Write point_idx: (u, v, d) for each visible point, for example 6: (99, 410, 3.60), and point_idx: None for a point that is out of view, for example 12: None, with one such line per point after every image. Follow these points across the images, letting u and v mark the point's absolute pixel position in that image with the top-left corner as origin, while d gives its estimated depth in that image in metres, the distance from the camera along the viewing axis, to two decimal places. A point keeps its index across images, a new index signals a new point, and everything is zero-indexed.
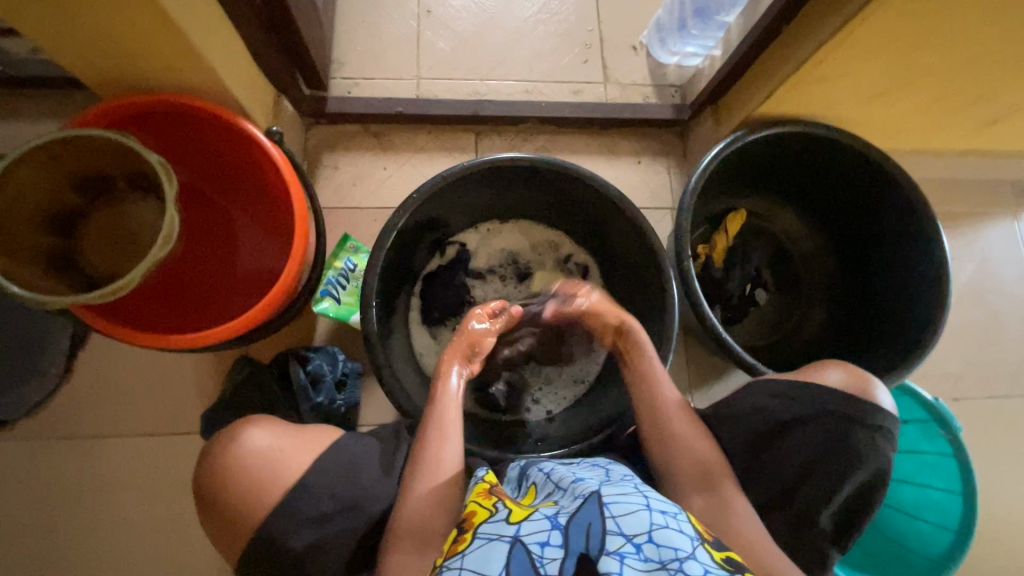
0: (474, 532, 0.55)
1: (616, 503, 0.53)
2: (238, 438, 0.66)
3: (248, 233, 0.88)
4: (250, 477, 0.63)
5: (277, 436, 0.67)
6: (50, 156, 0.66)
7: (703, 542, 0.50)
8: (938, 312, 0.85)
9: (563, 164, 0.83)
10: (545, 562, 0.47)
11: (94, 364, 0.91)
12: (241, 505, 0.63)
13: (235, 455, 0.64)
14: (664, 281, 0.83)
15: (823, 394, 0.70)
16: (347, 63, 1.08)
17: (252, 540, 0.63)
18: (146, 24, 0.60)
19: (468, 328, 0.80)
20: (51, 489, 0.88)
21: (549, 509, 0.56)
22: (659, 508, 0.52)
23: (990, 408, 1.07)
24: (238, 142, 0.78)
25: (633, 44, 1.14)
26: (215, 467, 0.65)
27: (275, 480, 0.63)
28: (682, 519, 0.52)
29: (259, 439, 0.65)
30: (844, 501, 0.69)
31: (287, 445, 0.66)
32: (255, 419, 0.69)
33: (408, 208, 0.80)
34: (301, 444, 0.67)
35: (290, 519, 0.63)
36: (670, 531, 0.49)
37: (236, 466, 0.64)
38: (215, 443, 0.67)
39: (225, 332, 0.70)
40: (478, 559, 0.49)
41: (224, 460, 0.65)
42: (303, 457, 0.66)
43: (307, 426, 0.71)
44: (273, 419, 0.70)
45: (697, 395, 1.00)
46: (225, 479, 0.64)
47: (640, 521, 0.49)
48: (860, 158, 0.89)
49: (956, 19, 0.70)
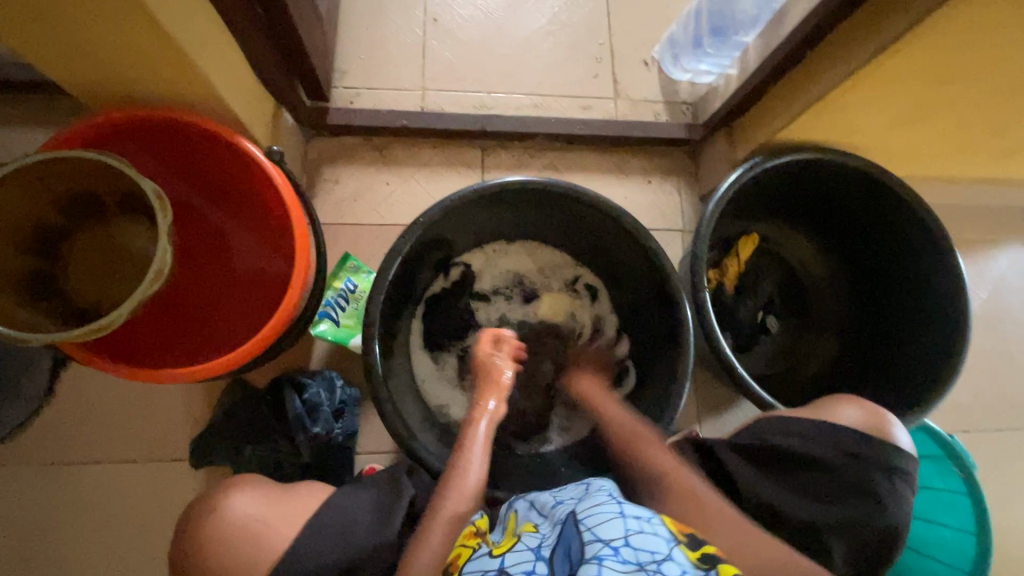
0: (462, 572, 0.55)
1: (591, 515, 0.54)
2: (220, 506, 0.61)
3: (245, 253, 0.84)
4: (235, 551, 0.58)
5: (265, 502, 0.63)
6: (34, 177, 0.61)
7: (678, 542, 0.51)
8: (958, 345, 0.82)
9: (575, 189, 0.80)
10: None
11: (79, 387, 0.86)
12: None
13: (217, 527, 0.59)
14: (678, 311, 0.80)
15: (844, 435, 0.69)
16: (349, 73, 1.04)
17: None
18: (145, 38, 0.56)
19: (487, 364, 0.79)
20: (30, 517, 0.83)
21: (532, 535, 0.56)
22: (632, 513, 0.52)
23: (1001, 441, 1.05)
24: (236, 160, 0.74)
25: (644, 59, 1.11)
26: (197, 537, 0.60)
27: (258, 552, 0.58)
28: (656, 522, 0.52)
29: (246, 506, 0.61)
30: (857, 552, 0.66)
31: (274, 510, 0.62)
32: (237, 483, 0.64)
33: (413, 233, 0.76)
34: (286, 508, 0.63)
35: None
36: (646, 536, 0.50)
37: (218, 535, 0.59)
38: (195, 510, 0.62)
39: (222, 364, 0.67)
40: None
41: (203, 533, 0.60)
42: (290, 523, 0.61)
43: (294, 489, 0.67)
44: (256, 481, 0.66)
45: (706, 426, 0.97)
46: (204, 554, 0.59)
47: (615, 527, 0.50)
48: (878, 186, 0.87)
49: (988, 52, 0.67)
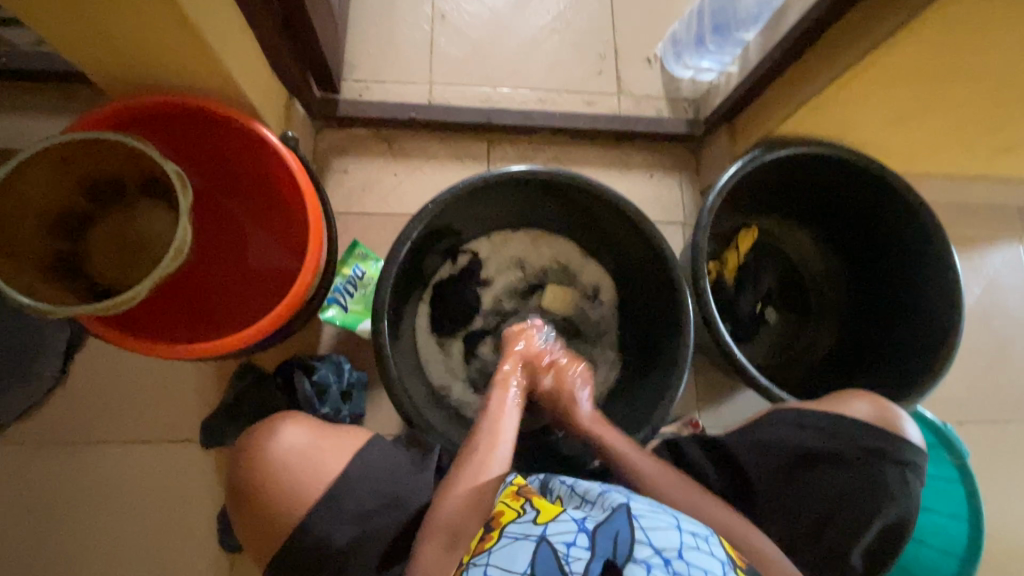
0: (501, 530, 0.54)
1: (645, 517, 0.53)
2: (275, 435, 0.65)
3: (258, 239, 0.86)
4: (288, 476, 0.63)
5: (314, 434, 0.66)
6: (60, 159, 0.64)
7: (735, 567, 0.51)
8: (951, 335, 0.84)
9: (581, 178, 0.82)
10: (571, 561, 0.48)
11: (91, 369, 0.88)
12: (279, 506, 0.62)
13: (272, 452, 0.64)
14: (680, 299, 0.82)
15: (854, 428, 0.69)
16: (359, 66, 1.07)
17: (289, 540, 0.61)
18: (169, 26, 0.59)
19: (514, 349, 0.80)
20: (42, 495, 0.85)
21: (578, 513, 0.55)
22: (689, 529, 0.52)
23: (995, 433, 1.07)
24: (252, 146, 0.76)
25: (647, 56, 1.14)
26: (252, 461, 0.64)
27: (311, 481, 0.62)
28: (713, 543, 0.52)
29: (296, 437, 0.65)
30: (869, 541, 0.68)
31: (325, 443, 0.65)
32: (291, 415, 0.68)
33: (422, 219, 0.78)
34: (334, 442, 0.66)
35: (335, 516, 0.61)
36: (702, 553, 0.49)
37: (271, 462, 0.63)
38: (249, 439, 0.66)
39: (235, 342, 0.69)
40: (506, 556, 0.50)
41: (260, 457, 0.64)
42: (338, 457, 0.64)
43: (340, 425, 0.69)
44: (307, 416, 0.69)
45: (706, 414, 0.99)
46: (260, 476, 0.63)
47: (670, 538, 0.50)
48: (878, 182, 0.89)
49: (981, 49, 0.70)
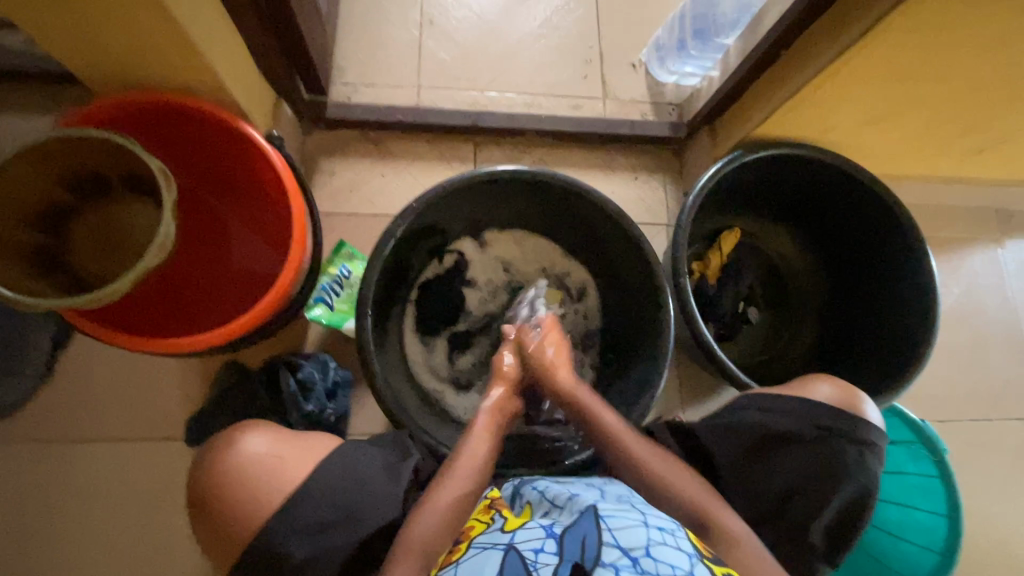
0: (470, 543, 0.57)
1: (613, 517, 0.54)
2: (236, 444, 0.65)
3: (244, 238, 0.87)
4: (246, 485, 0.62)
5: (276, 443, 0.66)
6: (46, 155, 0.65)
7: (703, 558, 0.52)
8: (926, 331, 0.86)
9: (564, 178, 0.83)
10: (538, 566, 0.49)
11: (76, 366, 0.88)
12: (237, 515, 0.62)
13: (231, 461, 0.64)
14: (660, 296, 0.83)
15: (816, 409, 0.70)
16: (348, 70, 1.08)
17: (246, 550, 0.61)
18: (155, 26, 0.60)
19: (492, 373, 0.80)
20: (25, 494, 0.85)
21: (545, 519, 0.57)
22: (656, 525, 0.53)
23: (975, 430, 1.09)
24: (238, 144, 0.77)
25: (632, 61, 1.16)
26: (210, 472, 0.64)
27: (270, 489, 0.62)
28: (681, 536, 0.54)
29: (257, 445, 0.65)
30: (830, 519, 0.69)
31: (287, 451, 0.65)
32: (253, 424, 0.68)
33: (407, 217, 0.79)
34: (297, 450, 0.66)
35: (292, 526, 0.60)
36: (668, 548, 0.50)
37: (231, 471, 0.63)
38: (210, 451, 0.66)
39: (219, 336, 0.69)
40: (474, 566, 0.52)
41: (219, 467, 0.64)
42: (299, 464, 0.64)
43: (305, 435, 0.70)
44: (270, 425, 0.69)
45: (690, 412, 1.00)
46: (218, 486, 0.63)
47: (638, 536, 0.50)
48: (853, 181, 0.91)
49: (946, 53, 0.72)
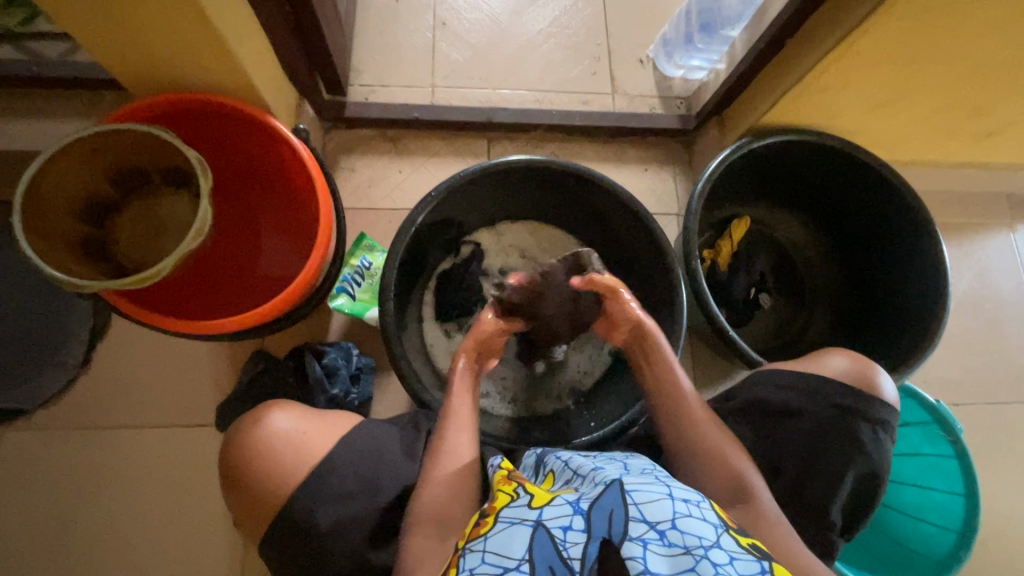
0: (496, 516, 0.56)
1: (638, 490, 0.54)
2: (264, 420, 0.68)
3: (271, 231, 0.91)
4: (274, 457, 0.65)
5: (301, 420, 0.69)
6: (91, 149, 0.69)
7: (728, 529, 0.51)
8: (939, 312, 0.87)
9: (577, 166, 0.86)
10: (568, 547, 0.49)
11: (112, 358, 0.92)
12: (266, 487, 0.65)
13: (261, 435, 0.67)
14: (673, 278, 0.85)
15: (830, 386, 0.71)
16: (365, 72, 1.12)
17: (276, 519, 0.64)
18: (191, 27, 0.64)
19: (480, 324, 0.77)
20: (66, 479, 0.89)
21: (571, 494, 0.56)
22: (681, 496, 0.53)
23: (991, 414, 1.09)
24: (267, 139, 0.81)
25: (640, 57, 1.19)
26: (240, 447, 0.67)
27: (297, 462, 0.65)
28: (705, 507, 0.53)
29: (283, 421, 0.68)
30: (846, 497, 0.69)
31: (312, 427, 0.69)
32: (279, 403, 0.71)
33: (426, 206, 0.82)
34: (322, 426, 0.69)
35: (318, 495, 0.64)
36: (694, 519, 0.50)
37: (260, 444, 0.66)
38: (239, 427, 0.69)
39: (250, 318, 0.73)
40: (502, 540, 0.52)
41: (248, 442, 0.67)
42: (324, 439, 0.67)
43: (328, 413, 0.73)
44: (295, 404, 0.72)
45: (706, 393, 1.01)
46: (248, 460, 0.66)
47: (663, 509, 0.50)
48: (862, 166, 0.92)
49: (948, 35, 0.74)
